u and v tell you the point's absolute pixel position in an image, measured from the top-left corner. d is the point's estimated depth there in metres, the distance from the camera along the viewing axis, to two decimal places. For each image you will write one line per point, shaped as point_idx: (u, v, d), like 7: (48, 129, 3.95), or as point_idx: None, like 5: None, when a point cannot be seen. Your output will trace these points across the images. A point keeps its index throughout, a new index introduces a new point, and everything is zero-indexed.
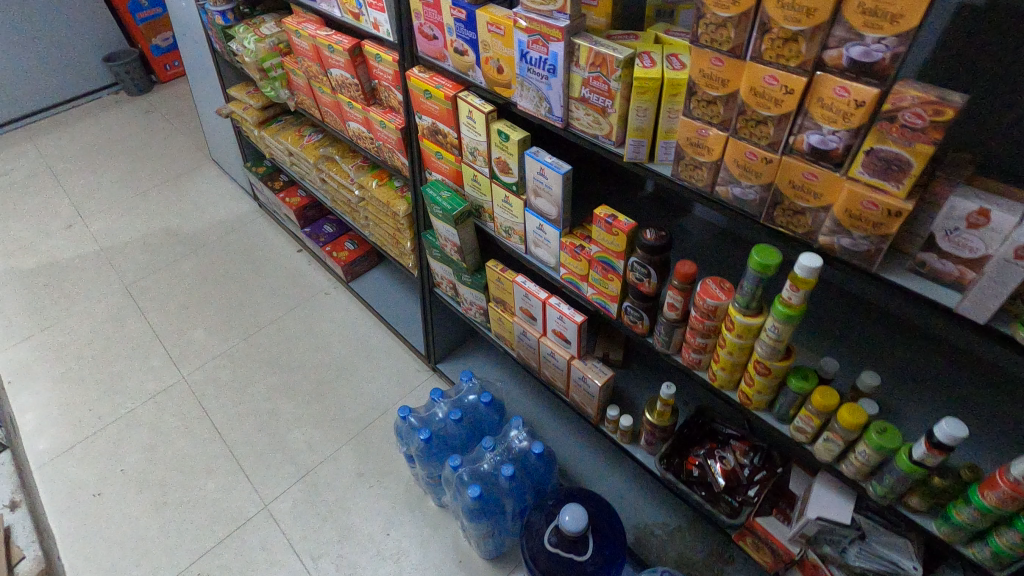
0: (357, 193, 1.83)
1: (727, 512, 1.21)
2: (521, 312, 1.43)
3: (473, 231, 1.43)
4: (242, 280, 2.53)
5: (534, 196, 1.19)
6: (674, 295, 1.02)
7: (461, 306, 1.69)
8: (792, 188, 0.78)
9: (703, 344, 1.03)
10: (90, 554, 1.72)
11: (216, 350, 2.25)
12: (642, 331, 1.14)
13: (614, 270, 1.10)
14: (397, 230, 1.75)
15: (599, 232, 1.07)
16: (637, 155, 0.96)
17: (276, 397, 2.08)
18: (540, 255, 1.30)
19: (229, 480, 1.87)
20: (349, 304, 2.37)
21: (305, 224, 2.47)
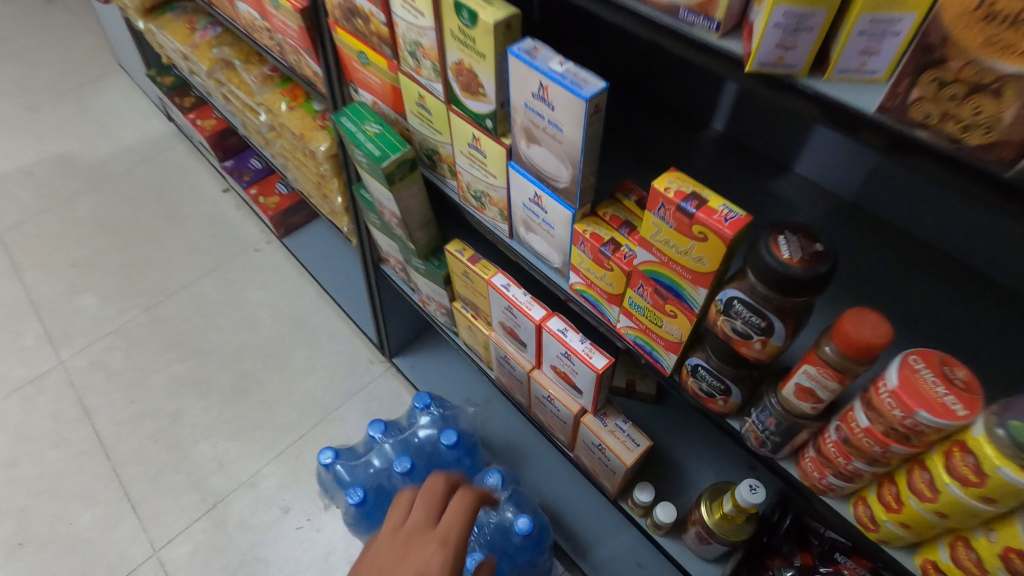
0: (264, 117, 1.22)
1: None
2: (501, 327, 0.88)
3: (422, 193, 0.85)
4: (149, 228, 1.95)
5: (527, 140, 0.61)
6: (820, 375, 0.47)
7: (416, 295, 1.14)
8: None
9: (861, 471, 0.51)
10: None
11: (109, 325, 1.71)
12: (722, 410, 0.61)
13: (681, 301, 0.55)
14: (321, 177, 1.16)
15: (658, 228, 0.51)
16: (781, 51, 0.41)
17: (181, 394, 1.57)
18: (533, 244, 0.74)
19: (111, 512, 1.39)
20: (285, 265, 1.82)
21: (226, 157, 1.86)
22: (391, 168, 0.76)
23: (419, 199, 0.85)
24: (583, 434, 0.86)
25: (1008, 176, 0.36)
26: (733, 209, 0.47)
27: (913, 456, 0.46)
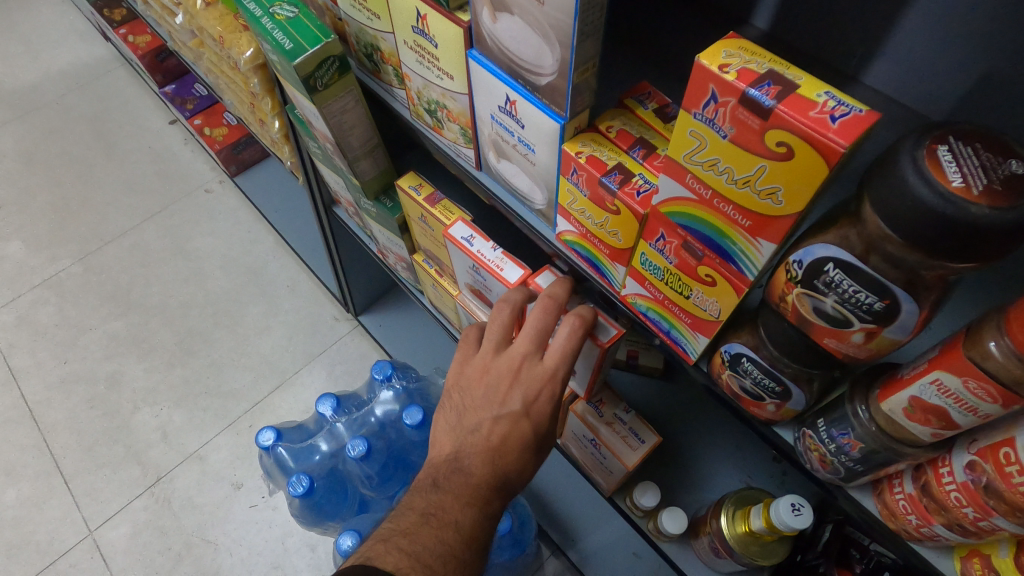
0: (182, 20, 0.98)
1: None
2: (471, 288, 0.69)
3: (362, 108, 0.63)
4: (85, 165, 1.71)
5: (493, 10, 0.40)
6: (964, 393, 0.28)
7: (374, 246, 0.93)
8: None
9: (1001, 532, 0.32)
10: None
11: (39, 276, 1.51)
12: (772, 417, 0.42)
13: (725, 258, 0.35)
14: (254, 95, 0.93)
15: (699, 139, 0.30)
16: None
17: (121, 355, 1.39)
18: (508, 177, 0.53)
19: (41, 486, 1.24)
20: (239, 210, 1.60)
21: (167, 81, 1.60)
22: (309, 67, 0.55)
23: (358, 116, 0.64)
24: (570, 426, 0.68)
25: None
26: (843, 100, 0.26)
27: None
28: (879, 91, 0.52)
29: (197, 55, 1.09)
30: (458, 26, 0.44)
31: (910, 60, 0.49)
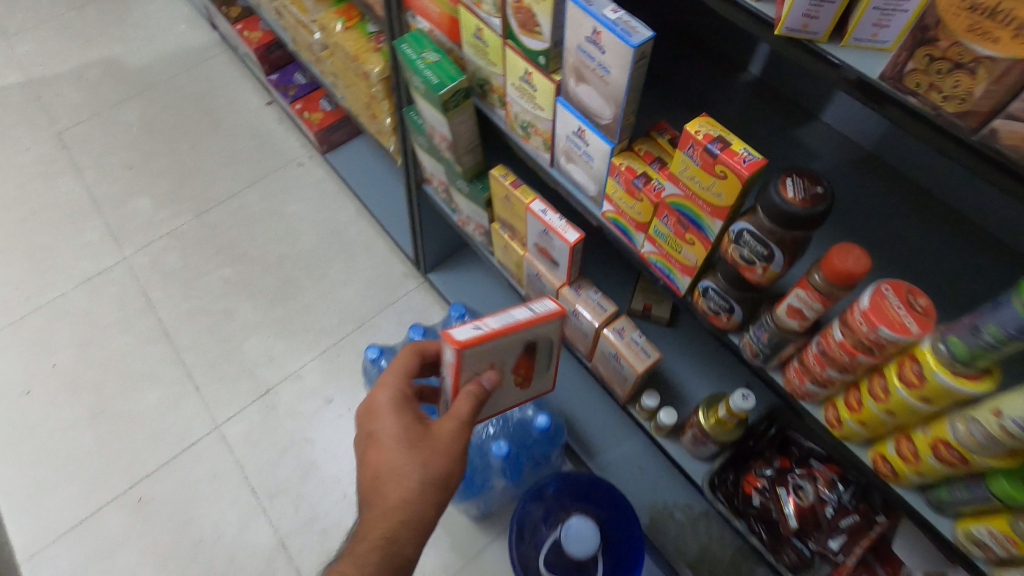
0: (318, 36, 1.28)
1: (791, 562, 0.90)
2: (536, 249, 0.97)
3: (472, 120, 0.92)
4: (194, 136, 2.03)
5: (576, 80, 0.69)
6: (807, 298, 0.57)
7: (456, 217, 1.23)
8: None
9: (834, 379, 0.61)
10: (19, 465, 1.49)
11: (164, 227, 1.84)
12: (727, 326, 0.71)
13: (700, 229, 0.64)
14: (372, 97, 1.23)
15: (685, 165, 0.59)
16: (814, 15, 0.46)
17: (233, 295, 1.72)
18: (572, 173, 0.82)
19: (176, 390, 1.58)
20: (325, 181, 1.90)
21: (271, 70, 1.90)
22: (447, 96, 0.84)
23: (468, 126, 0.93)
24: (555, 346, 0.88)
25: (973, 140, 0.43)
26: (752, 153, 0.55)
27: (876, 366, 0.57)
28: (830, 124, 0.84)
29: (320, 60, 1.39)
30: (553, 83, 0.73)
31: (851, 106, 0.80)
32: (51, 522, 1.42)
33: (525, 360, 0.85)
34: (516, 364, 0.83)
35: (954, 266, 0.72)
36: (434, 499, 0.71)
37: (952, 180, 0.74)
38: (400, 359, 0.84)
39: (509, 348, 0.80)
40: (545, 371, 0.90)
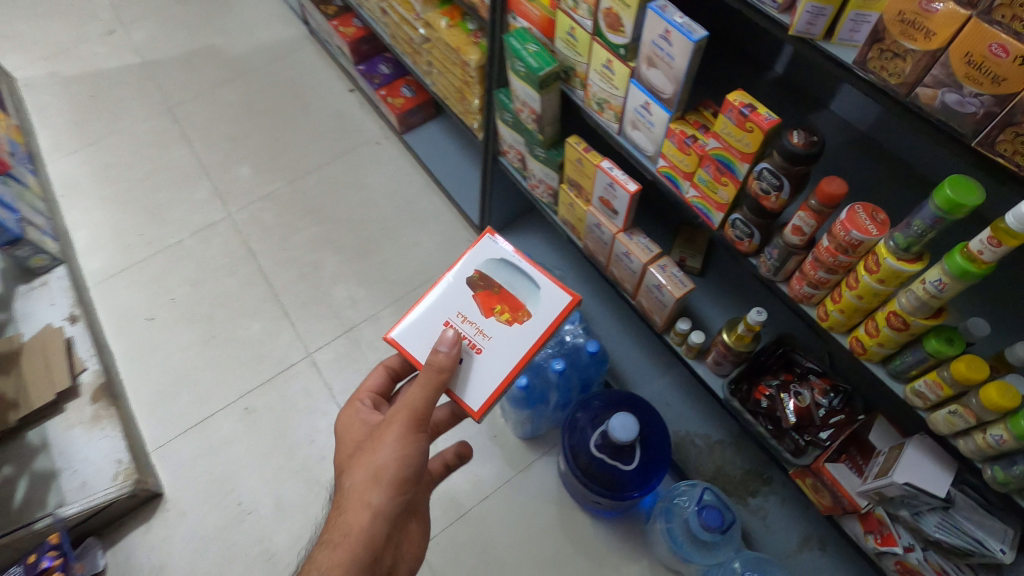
0: (422, 32, 1.56)
1: (791, 449, 1.13)
2: (599, 202, 1.24)
3: (557, 98, 1.20)
4: (287, 115, 2.33)
5: (648, 66, 0.95)
6: (805, 217, 0.83)
7: (527, 182, 1.51)
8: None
9: (824, 280, 0.87)
10: (146, 376, 1.79)
11: (262, 190, 2.14)
12: (748, 250, 0.97)
13: (732, 173, 0.90)
14: (465, 82, 1.51)
15: (726, 125, 0.86)
16: (811, 26, 0.70)
17: (320, 249, 2.01)
18: (635, 139, 1.09)
19: (275, 324, 1.87)
20: (400, 158, 2.18)
21: (359, 61, 2.20)
22: (543, 77, 1.11)
23: (553, 103, 1.20)
24: (528, 275, 1.07)
25: (905, 100, 0.66)
26: (772, 115, 0.81)
27: (852, 266, 0.82)
28: (835, 112, 1.11)
29: (418, 52, 1.67)
30: (629, 68, 0.99)
31: (851, 98, 1.07)
32: (174, 421, 1.72)
33: (497, 298, 1.05)
34: (484, 306, 1.04)
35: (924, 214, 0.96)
36: (369, 496, 0.88)
37: (926, 153, 0.99)
38: (376, 374, 1.15)
39: (460, 297, 1.06)
40: (540, 302, 1.05)
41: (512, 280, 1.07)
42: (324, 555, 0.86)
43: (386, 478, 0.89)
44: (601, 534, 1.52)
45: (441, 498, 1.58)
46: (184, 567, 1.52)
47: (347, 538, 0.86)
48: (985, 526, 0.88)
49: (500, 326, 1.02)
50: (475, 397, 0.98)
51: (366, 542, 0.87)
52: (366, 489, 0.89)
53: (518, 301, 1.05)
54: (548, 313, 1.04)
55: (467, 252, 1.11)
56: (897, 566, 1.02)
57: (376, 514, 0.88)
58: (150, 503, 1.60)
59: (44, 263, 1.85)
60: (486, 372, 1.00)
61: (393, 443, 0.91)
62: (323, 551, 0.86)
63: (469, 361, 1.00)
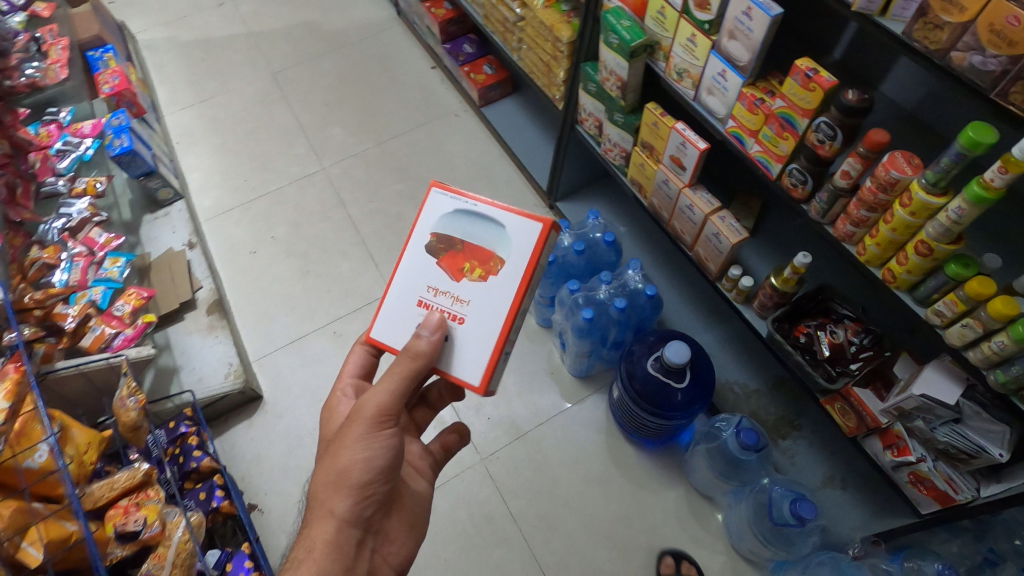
0: (518, 12, 1.78)
1: (825, 377, 1.31)
2: (669, 160, 1.44)
3: (641, 69, 1.40)
4: (375, 85, 2.58)
5: (728, 39, 1.16)
6: (852, 164, 1.02)
7: (602, 147, 1.72)
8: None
9: (865, 218, 1.06)
10: (249, 300, 2.05)
11: (353, 149, 2.39)
12: (800, 197, 1.17)
13: (793, 128, 1.09)
14: (553, 57, 1.72)
15: (793, 86, 1.05)
16: (869, 4, 0.90)
17: (402, 204, 2.25)
18: (709, 103, 1.29)
19: (361, 265, 2.11)
20: (476, 129, 2.41)
21: (446, 40, 2.44)
22: (634, 48, 1.32)
23: (637, 73, 1.40)
24: (491, 221, 0.97)
25: (937, 62, 0.85)
26: (831, 77, 1.00)
27: (889, 204, 1.01)
28: (882, 93, 1.30)
29: (510, 30, 1.90)
30: (711, 41, 1.19)
31: (898, 80, 1.25)
32: (274, 339, 1.97)
33: (463, 259, 0.97)
34: (452, 270, 0.97)
35: None
36: (333, 504, 0.87)
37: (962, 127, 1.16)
38: (354, 354, 1.10)
39: (424, 270, 0.99)
40: (509, 244, 0.95)
41: (472, 233, 0.97)
42: (290, 570, 0.86)
43: (350, 482, 0.87)
44: (643, 461, 1.73)
45: (503, 420, 1.81)
46: (280, 458, 1.76)
47: (309, 554, 0.86)
48: (989, 433, 1.05)
49: (475, 287, 0.95)
50: (470, 373, 0.94)
51: (333, 551, 0.87)
52: (330, 497, 0.88)
53: (485, 252, 0.96)
54: (521, 251, 0.94)
55: (419, 214, 1.02)
56: (910, 476, 1.20)
57: (341, 522, 0.88)
58: (253, 404, 1.85)
59: (168, 196, 2.12)
60: (474, 341, 0.95)
61: (356, 445, 0.88)
62: (288, 573, 0.86)
63: (455, 338, 0.95)
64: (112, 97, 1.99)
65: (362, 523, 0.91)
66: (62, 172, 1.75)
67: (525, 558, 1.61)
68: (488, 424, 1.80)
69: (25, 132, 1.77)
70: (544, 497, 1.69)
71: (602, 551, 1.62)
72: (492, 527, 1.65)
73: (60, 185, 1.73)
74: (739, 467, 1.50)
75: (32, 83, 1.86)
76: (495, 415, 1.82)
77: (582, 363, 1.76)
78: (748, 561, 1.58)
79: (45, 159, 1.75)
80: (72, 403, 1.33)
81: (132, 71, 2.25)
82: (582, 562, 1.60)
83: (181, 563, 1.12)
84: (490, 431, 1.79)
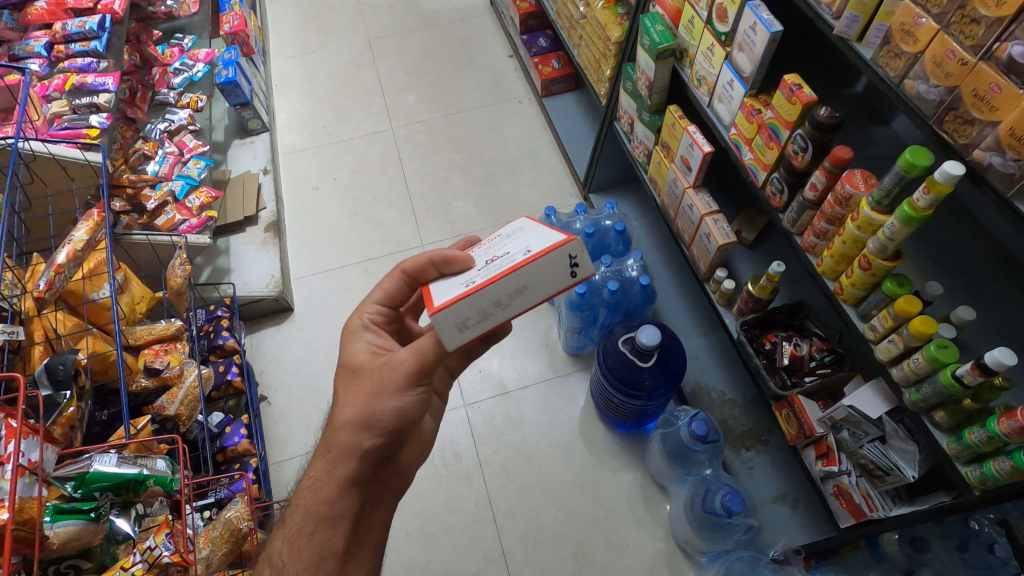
0: (582, 10, 1.93)
1: (779, 384, 1.37)
2: (680, 160, 1.54)
3: (668, 72, 1.51)
4: (455, 64, 2.80)
5: (737, 51, 1.25)
6: (817, 179, 1.11)
7: (631, 143, 1.84)
8: (993, 115, 0.79)
9: (824, 231, 1.14)
10: (303, 228, 2.32)
11: (420, 117, 2.63)
12: (777, 205, 1.26)
13: (777, 139, 1.19)
14: (604, 55, 1.86)
15: (780, 99, 1.14)
16: (847, 30, 1.00)
17: (452, 171, 2.44)
18: (719, 111, 1.39)
19: (403, 217, 2.32)
20: (535, 117, 2.58)
21: (524, 32, 2.62)
22: (660, 50, 1.44)
23: (662, 76, 1.51)
24: None
25: (894, 87, 0.93)
26: (808, 93, 1.09)
27: (846, 220, 1.09)
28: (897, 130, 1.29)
29: (575, 28, 2.05)
30: (725, 52, 1.29)
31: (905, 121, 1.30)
32: (314, 265, 2.22)
33: None
34: None
35: (947, 219, 1.14)
36: (358, 439, 0.85)
37: None
38: (388, 281, 1.01)
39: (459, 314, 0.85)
40: None
41: None
42: (311, 485, 0.86)
43: (379, 426, 0.85)
44: (609, 440, 1.83)
45: (491, 376, 1.97)
46: (294, 363, 1.99)
47: (330, 476, 0.85)
48: (904, 453, 1.10)
49: None
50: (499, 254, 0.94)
51: (354, 475, 0.86)
52: (355, 433, 0.85)
53: None
54: None
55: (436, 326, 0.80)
56: (835, 489, 1.27)
57: (364, 456, 0.86)
58: (283, 314, 2.10)
59: (257, 127, 2.44)
60: None
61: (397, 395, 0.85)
62: (309, 489, 0.87)
63: None
64: (229, 35, 2.32)
65: (379, 459, 0.89)
66: (174, 86, 2.10)
67: (480, 499, 1.76)
68: (478, 375, 1.97)
69: (153, 50, 2.15)
70: (511, 450, 1.83)
71: (550, 511, 1.73)
72: (457, 465, 1.82)
73: (170, 97, 2.08)
74: (689, 456, 1.60)
75: (169, 12, 2.22)
76: (487, 370, 1.98)
77: (573, 339, 1.89)
78: (684, 553, 1.64)
79: (164, 74, 2.12)
80: (138, 265, 1.62)
81: (251, 18, 2.59)
82: (530, 515, 1.73)
83: (187, 403, 1.38)
84: (478, 383, 1.96)
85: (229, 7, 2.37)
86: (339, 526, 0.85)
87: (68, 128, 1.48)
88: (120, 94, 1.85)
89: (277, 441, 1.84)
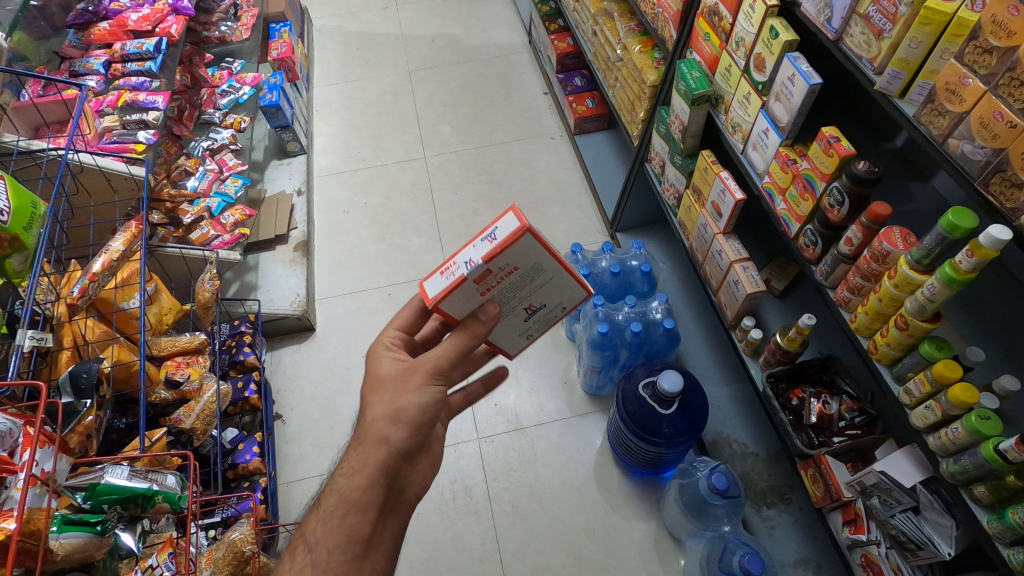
0: (619, 52, 1.96)
1: (805, 442, 1.32)
2: (710, 206, 1.52)
3: (703, 117, 1.52)
4: (490, 99, 2.86)
5: (774, 101, 1.24)
6: (851, 234, 1.09)
7: (662, 185, 1.83)
8: None
9: (858, 287, 1.10)
10: (330, 249, 2.35)
11: (453, 147, 2.68)
12: (810, 257, 1.23)
13: (813, 191, 1.17)
14: (638, 96, 1.88)
15: (817, 150, 1.13)
16: (888, 87, 0.98)
17: (481, 203, 2.46)
18: (753, 158, 1.38)
19: (429, 244, 2.35)
20: (567, 153, 2.60)
21: (561, 70, 2.67)
22: (696, 96, 1.44)
23: (697, 122, 1.51)
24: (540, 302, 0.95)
25: (937, 147, 0.91)
26: (844, 143, 1.08)
27: (882, 277, 1.05)
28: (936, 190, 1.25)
29: (611, 70, 2.08)
30: (761, 101, 1.28)
31: None
32: (339, 286, 2.24)
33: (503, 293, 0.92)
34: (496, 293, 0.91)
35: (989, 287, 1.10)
36: (388, 432, 0.83)
37: None
38: (407, 308, 1.01)
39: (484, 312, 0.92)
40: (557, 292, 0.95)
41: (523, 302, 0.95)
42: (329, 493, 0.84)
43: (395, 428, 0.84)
44: (624, 485, 1.77)
45: (508, 411, 1.94)
46: (311, 383, 1.99)
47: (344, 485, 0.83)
48: (939, 527, 1.05)
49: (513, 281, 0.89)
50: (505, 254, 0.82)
51: None
52: (385, 425, 0.83)
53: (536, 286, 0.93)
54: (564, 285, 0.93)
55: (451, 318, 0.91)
56: (862, 559, 1.19)
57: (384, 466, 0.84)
58: (304, 332, 2.11)
59: (295, 149, 2.51)
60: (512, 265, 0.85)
61: (417, 389, 0.84)
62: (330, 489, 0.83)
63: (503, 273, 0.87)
64: (276, 61, 2.41)
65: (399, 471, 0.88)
66: (220, 107, 2.19)
67: (487, 537, 1.71)
68: (494, 410, 1.94)
69: (204, 72, 2.26)
70: (521, 488, 1.79)
71: (559, 555, 1.67)
72: (466, 499, 1.78)
73: (215, 116, 2.15)
74: (707, 511, 1.54)
75: (222, 37, 2.29)
76: (503, 404, 1.95)
77: (592, 378, 1.86)
78: None
79: (212, 95, 2.21)
80: (170, 277, 1.66)
81: (299, 45, 2.70)
82: (537, 558, 1.67)
83: (203, 417, 1.39)
84: (493, 416, 1.93)
85: (279, 36, 2.48)
86: (363, 517, 0.82)
87: (116, 142, 1.55)
88: (168, 113, 1.94)
89: (288, 460, 1.83)
